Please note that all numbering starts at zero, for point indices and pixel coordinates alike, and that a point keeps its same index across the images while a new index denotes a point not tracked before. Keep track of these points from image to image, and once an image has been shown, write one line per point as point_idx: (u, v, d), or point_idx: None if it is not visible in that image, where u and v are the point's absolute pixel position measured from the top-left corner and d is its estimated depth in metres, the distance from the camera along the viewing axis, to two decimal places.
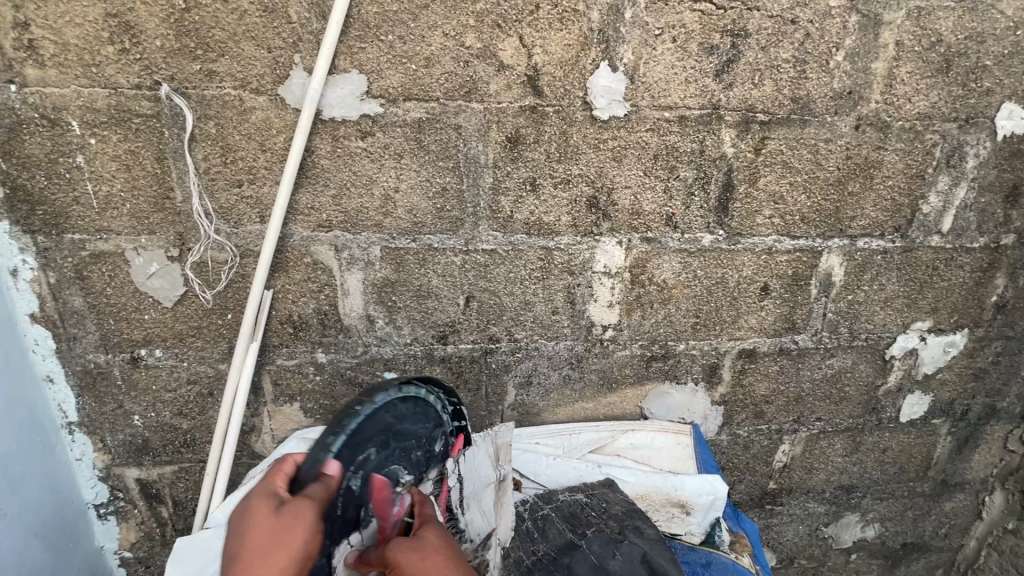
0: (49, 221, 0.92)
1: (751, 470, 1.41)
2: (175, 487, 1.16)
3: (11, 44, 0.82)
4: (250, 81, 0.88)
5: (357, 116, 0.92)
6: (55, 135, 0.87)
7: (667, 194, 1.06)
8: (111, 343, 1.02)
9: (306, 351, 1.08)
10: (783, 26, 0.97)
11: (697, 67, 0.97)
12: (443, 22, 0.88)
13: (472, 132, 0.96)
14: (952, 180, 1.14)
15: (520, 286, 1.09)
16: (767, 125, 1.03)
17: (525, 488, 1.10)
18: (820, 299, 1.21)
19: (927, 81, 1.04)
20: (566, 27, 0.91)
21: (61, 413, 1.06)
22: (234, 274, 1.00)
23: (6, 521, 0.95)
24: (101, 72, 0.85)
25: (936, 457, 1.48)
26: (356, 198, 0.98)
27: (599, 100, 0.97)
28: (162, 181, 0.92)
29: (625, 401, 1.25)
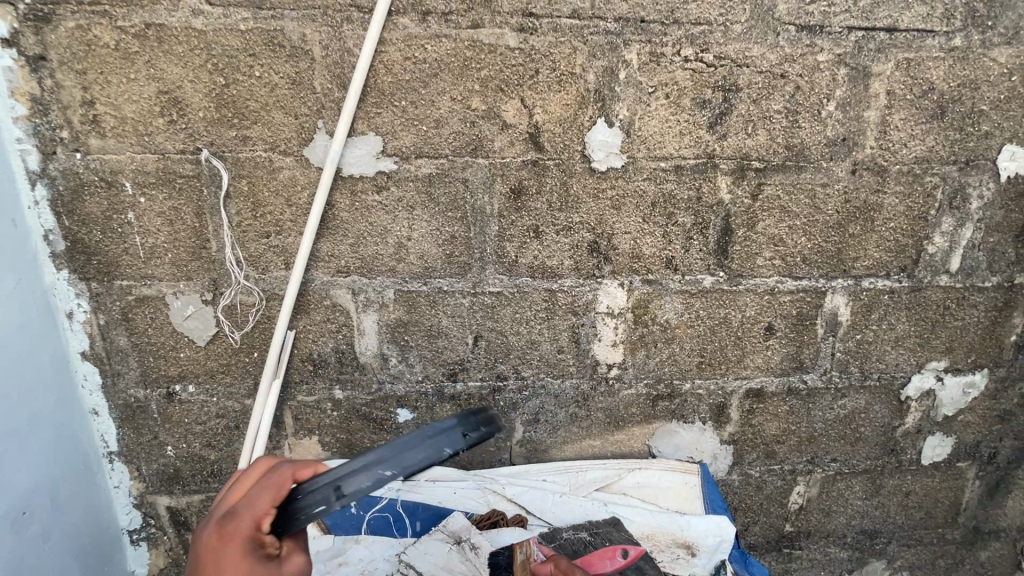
0: (102, 269, 1.03)
1: (766, 512, 1.39)
2: (202, 515, 1.23)
3: (78, 119, 0.94)
4: (279, 144, 0.98)
5: (374, 172, 1.01)
6: (111, 195, 0.99)
7: (667, 238, 1.10)
8: (150, 379, 1.11)
9: (324, 387, 1.15)
10: (773, 80, 1.02)
11: (690, 121, 1.03)
12: (451, 88, 0.97)
13: (479, 185, 1.03)
14: (957, 221, 1.15)
15: (526, 326, 1.14)
16: (763, 172, 1.07)
17: (531, 525, 1.11)
18: (827, 338, 1.22)
19: (922, 127, 1.07)
20: (564, 88, 0.99)
21: (104, 443, 1.15)
22: (260, 315, 1.08)
23: (52, 544, 1.04)
24: (152, 141, 0.96)
25: (965, 502, 1.42)
26: (373, 246, 1.06)
27: (597, 153, 1.03)
28: (200, 233, 1.02)
29: (633, 438, 1.27)
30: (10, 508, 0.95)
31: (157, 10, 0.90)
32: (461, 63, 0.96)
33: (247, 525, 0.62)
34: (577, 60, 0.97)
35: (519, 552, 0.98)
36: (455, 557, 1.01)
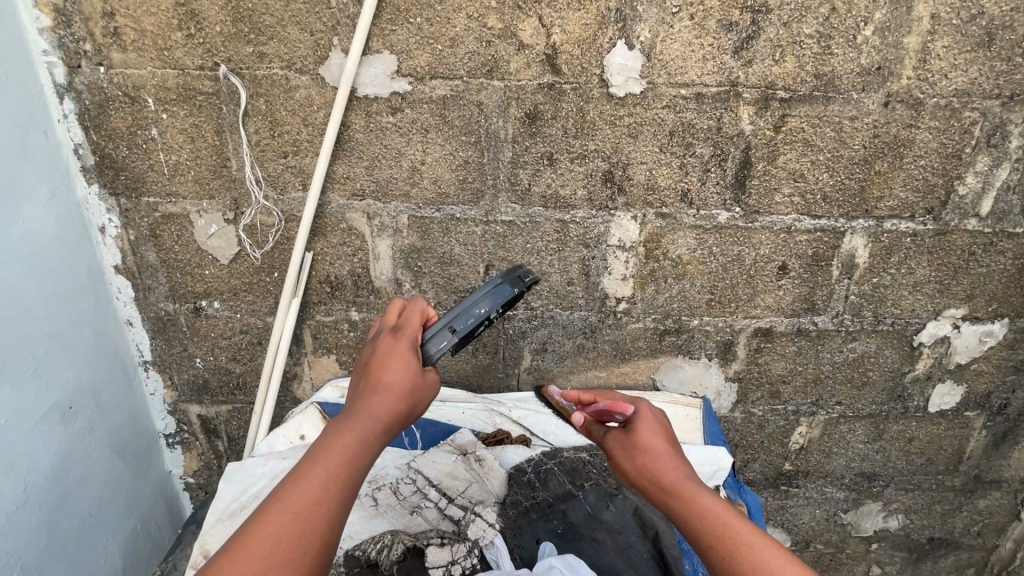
0: (130, 184, 1.07)
1: (766, 449, 1.43)
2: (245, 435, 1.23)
3: (100, 32, 0.95)
4: (295, 61, 0.98)
5: (388, 93, 1.01)
6: (135, 111, 1.01)
7: (683, 170, 1.08)
8: (178, 294, 1.17)
9: (341, 309, 1.20)
10: (807, 1, 0.96)
11: (714, 44, 0.99)
12: (467, 4, 0.95)
13: (493, 108, 1.02)
14: (993, 161, 1.09)
15: (537, 256, 1.16)
16: (788, 103, 1.03)
17: (534, 445, 1.16)
18: (842, 280, 1.20)
19: (966, 56, 1.00)
20: (584, 7, 0.95)
21: (139, 353, 1.24)
22: (279, 236, 1.12)
23: (97, 437, 1.14)
24: (172, 56, 0.97)
25: (969, 451, 1.43)
26: (387, 169, 1.07)
27: (615, 78, 1.00)
28: (220, 152, 1.05)
29: (638, 372, 1.30)
30: (61, 399, 1.04)
31: None
32: None
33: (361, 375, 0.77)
34: None
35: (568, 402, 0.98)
36: (460, 467, 1.07)
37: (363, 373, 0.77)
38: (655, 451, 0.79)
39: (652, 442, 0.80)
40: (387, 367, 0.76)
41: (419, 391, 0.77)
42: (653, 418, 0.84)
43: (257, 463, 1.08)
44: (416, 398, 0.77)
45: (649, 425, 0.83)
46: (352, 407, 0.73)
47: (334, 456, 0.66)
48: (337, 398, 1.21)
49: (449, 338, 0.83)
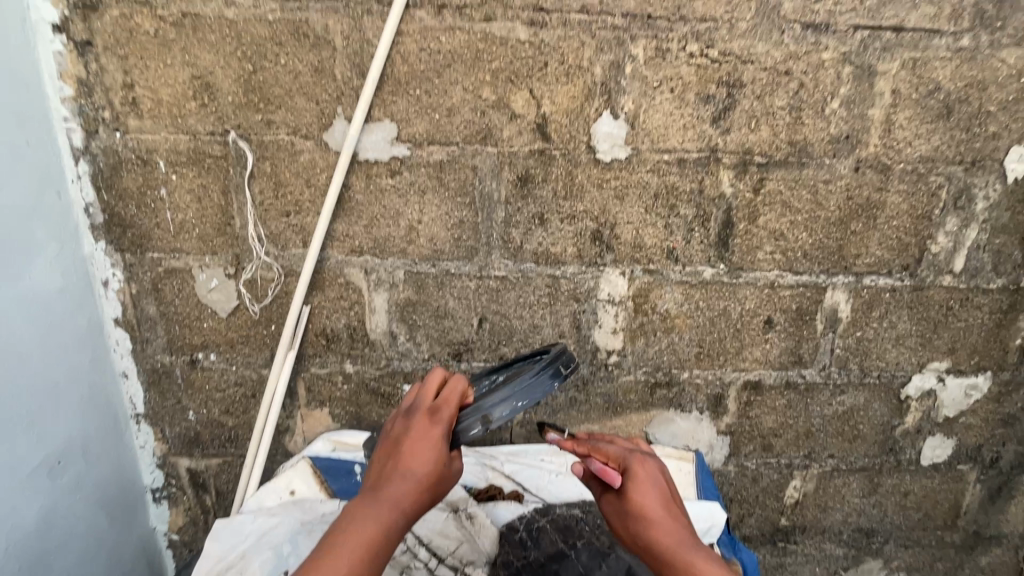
0: (136, 241, 1.11)
1: (761, 504, 1.41)
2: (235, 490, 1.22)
3: (119, 101, 1.02)
4: (301, 128, 1.05)
5: (388, 158, 1.07)
6: (146, 173, 1.06)
7: (668, 229, 1.14)
8: (176, 347, 1.19)
9: (336, 361, 1.22)
10: (778, 77, 1.04)
11: (694, 115, 1.06)
12: (463, 79, 1.02)
13: (487, 172, 1.08)
14: (961, 222, 1.15)
15: (529, 310, 1.19)
16: (765, 168, 1.10)
17: (527, 500, 1.15)
18: (826, 334, 1.23)
19: (928, 127, 1.08)
20: (571, 81, 1.03)
21: (131, 405, 1.24)
22: (278, 290, 1.15)
23: (83, 492, 1.12)
24: (185, 122, 1.03)
25: (966, 505, 1.42)
26: (385, 227, 1.11)
27: (602, 145, 1.07)
28: (225, 211, 1.09)
29: (631, 425, 1.30)
30: (50, 453, 1.04)
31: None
32: (473, 55, 1.01)
33: (388, 457, 0.81)
34: (585, 53, 1.01)
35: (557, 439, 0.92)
36: (452, 524, 1.05)
37: (391, 454, 0.81)
38: (653, 520, 0.79)
39: (657, 507, 0.80)
40: (415, 452, 0.80)
41: (443, 478, 0.81)
42: (651, 484, 0.83)
43: (245, 521, 1.06)
44: (439, 484, 0.81)
45: (646, 489, 0.82)
46: (375, 490, 0.78)
47: (354, 542, 0.71)
48: (330, 452, 1.21)
49: (481, 426, 0.85)
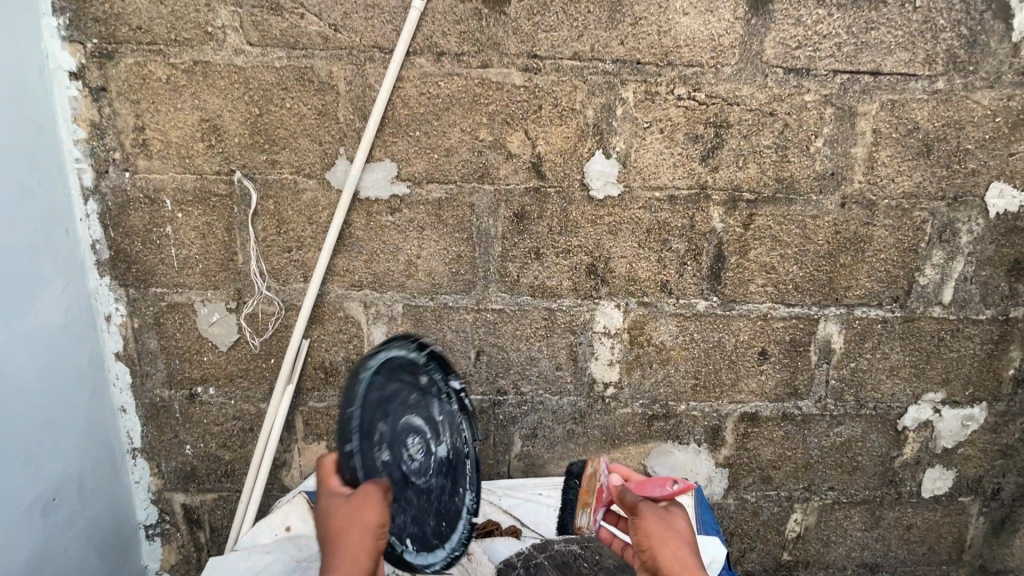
0: (140, 276, 1.13)
1: (763, 538, 1.39)
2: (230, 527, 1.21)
3: (129, 143, 1.06)
4: (304, 168, 1.08)
5: (388, 196, 1.10)
6: (153, 211, 1.10)
7: (661, 263, 1.16)
8: (175, 380, 1.20)
9: (334, 395, 1.22)
10: (763, 118, 1.09)
11: (684, 153, 1.10)
12: (461, 121, 1.06)
13: (484, 209, 1.11)
14: (947, 255, 1.18)
15: (526, 343, 1.20)
16: (754, 204, 1.13)
17: (524, 536, 1.17)
18: (820, 365, 1.24)
19: (909, 164, 1.12)
20: (564, 123, 1.07)
21: (129, 439, 1.24)
22: (279, 323, 1.17)
23: (76, 529, 1.11)
24: (192, 163, 1.07)
25: (970, 539, 1.40)
26: (384, 262, 1.14)
27: (595, 182, 1.11)
28: (229, 247, 1.12)
29: (629, 458, 1.30)
30: (45, 490, 1.03)
31: (205, 48, 1.01)
32: (471, 99, 1.05)
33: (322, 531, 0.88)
34: (577, 97, 1.06)
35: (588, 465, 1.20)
36: None
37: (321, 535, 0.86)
38: (678, 528, 0.94)
39: (670, 512, 0.96)
40: (330, 522, 0.85)
41: (360, 512, 0.84)
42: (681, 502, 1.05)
43: (239, 558, 1.05)
44: (360, 516, 0.83)
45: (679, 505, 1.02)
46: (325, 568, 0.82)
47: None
48: None
49: (381, 443, 0.95)
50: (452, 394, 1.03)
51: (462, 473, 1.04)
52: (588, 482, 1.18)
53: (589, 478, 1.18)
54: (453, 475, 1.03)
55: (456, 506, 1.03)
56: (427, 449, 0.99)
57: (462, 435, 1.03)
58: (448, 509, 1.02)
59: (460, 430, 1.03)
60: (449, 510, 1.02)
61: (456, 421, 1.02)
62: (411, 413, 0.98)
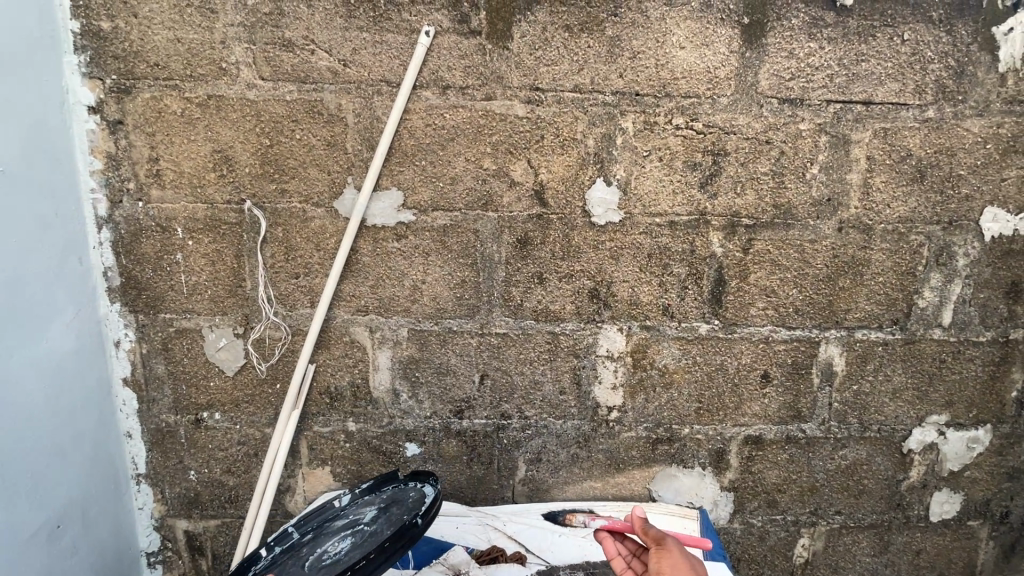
0: (150, 302, 1.15)
1: (771, 564, 1.38)
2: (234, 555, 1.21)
3: (143, 173, 1.09)
4: (313, 196, 1.11)
5: (394, 223, 1.13)
6: (164, 238, 1.12)
7: (663, 287, 1.18)
8: (181, 405, 1.21)
9: (339, 419, 1.23)
10: (759, 146, 1.12)
11: (683, 181, 1.13)
12: (466, 150, 1.10)
13: (488, 235, 1.14)
14: (945, 277, 1.19)
15: (530, 366, 1.21)
16: (753, 229, 1.16)
17: (530, 563, 1.12)
18: (823, 388, 1.25)
19: (903, 190, 1.14)
20: (566, 152, 1.11)
21: (133, 465, 1.24)
22: (285, 348, 1.18)
23: (79, 557, 1.10)
24: (204, 192, 1.10)
25: (980, 564, 1.38)
26: (390, 288, 1.16)
27: (596, 209, 1.13)
28: (237, 273, 1.14)
29: (634, 482, 1.30)
30: (50, 517, 1.03)
31: (219, 83, 1.05)
32: (475, 129, 1.09)
33: None
34: (578, 127, 1.09)
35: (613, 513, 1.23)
36: None
37: None
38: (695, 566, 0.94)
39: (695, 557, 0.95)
40: None
41: None
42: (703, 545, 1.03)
43: None
44: None
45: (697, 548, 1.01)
46: None
47: None
48: None
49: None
50: (339, 508, 1.00)
51: (399, 495, 0.99)
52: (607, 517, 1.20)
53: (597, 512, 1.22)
54: (392, 504, 0.98)
55: (408, 501, 0.97)
56: (353, 534, 0.93)
57: (376, 496, 1.00)
58: (403, 510, 0.95)
59: (371, 499, 1.00)
60: (407, 509, 0.95)
61: (363, 501, 1.00)
62: (316, 546, 0.94)
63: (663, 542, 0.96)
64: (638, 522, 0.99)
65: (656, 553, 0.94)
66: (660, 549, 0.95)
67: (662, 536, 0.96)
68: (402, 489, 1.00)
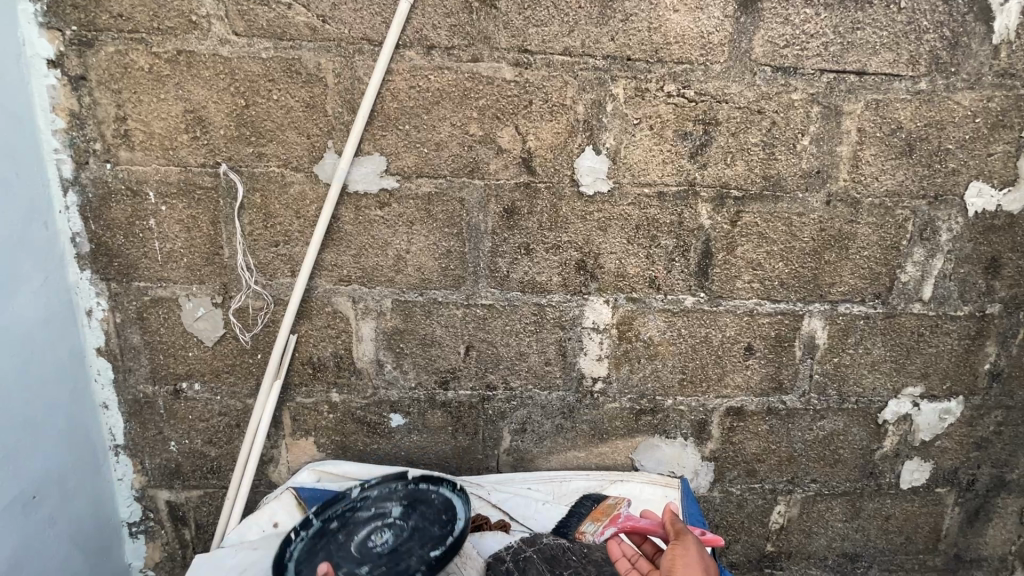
0: (122, 270, 1.11)
1: (747, 530, 1.42)
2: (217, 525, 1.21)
3: (111, 133, 1.03)
4: (291, 160, 1.07)
5: (377, 189, 1.09)
6: (135, 203, 1.07)
7: (650, 260, 1.17)
8: (159, 376, 1.18)
9: (322, 390, 1.22)
10: (750, 116, 1.10)
11: (672, 150, 1.11)
12: (451, 115, 1.06)
13: (474, 203, 1.11)
14: (928, 252, 1.20)
15: (515, 338, 1.20)
16: (741, 201, 1.15)
17: (513, 530, 1.16)
18: (805, 360, 1.27)
19: (892, 163, 1.14)
20: (556, 118, 1.07)
21: (111, 436, 1.22)
22: (267, 318, 1.16)
23: (57, 528, 1.09)
24: (176, 155, 1.05)
25: (946, 529, 1.44)
26: (373, 258, 1.13)
27: (585, 178, 1.11)
28: (214, 240, 1.10)
29: (617, 452, 1.31)
30: (23, 490, 1.01)
31: (188, 38, 0.99)
32: (461, 93, 1.05)
33: None
34: (568, 92, 1.06)
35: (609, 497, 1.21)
36: None
37: None
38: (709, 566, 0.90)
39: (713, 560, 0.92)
40: None
41: None
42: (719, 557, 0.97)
43: (227, 554, 1.07)
44: None
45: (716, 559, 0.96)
46: None
47: None
48: (313, 482, 1.19)
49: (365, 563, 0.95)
50: (354, 498, 1.03)
51: (421, 493, 1.05)
52: (604, 506, 1.18)
53: (608, 502, 1.19)
54: (416, 503, 1.03)
55: (434, 503, 1.03)
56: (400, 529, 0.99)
57: (398, 487, 1.05)
58: (431, 511, 1.02)
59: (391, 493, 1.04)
60: (438, 511, 1.02)
61: (381, 493, 1.04)
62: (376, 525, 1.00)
63: (682, 535, 0.94)
64: (666, 514, 0.98)
65: (671, 545, 0.93)
66: (676, 543, 0.93)
67: (683, 531, 0.94)
68: (423, 490, 1.05)
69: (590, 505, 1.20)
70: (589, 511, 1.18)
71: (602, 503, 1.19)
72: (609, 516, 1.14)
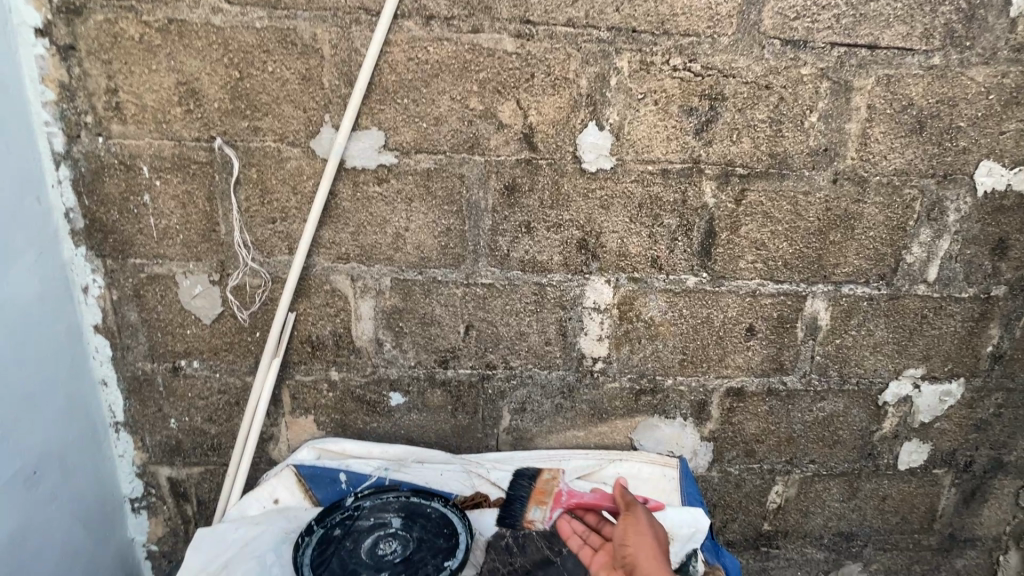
0: (118, 247, 1.10)
1: (745, 509, 1.43)
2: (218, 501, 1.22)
3: (102, 106, 1.01)
4: (287, 134, 1.04)
5: (375, 165, 1.07)
6: (129, 178, 1.05)
7: (652, 239, 1.16)
8: (157, 353, 1.17)
9: (321, 368, 1.21)
10: (758, 91, 1.07)
11: (677, 126, 1.08)
12: (451, 88, 1.03)
13: (474, 180, 1.09)
14: (934, 233, 1.19)
15: (516, 318, 1.20)
16: (746, 179, 1.12)
17: None
18: (807, 341, 1.26)
19: (902, 141, 1.11)
20: (558, 92, 1.05)
21: (111, 413, 1.22)
22: (265, 296, 1.15)
23: (60, 502, 1.10)
24: (169, 128, 1.03)
25: (941, 509, 1.45)
26: (372, 235, 1.12)
27: (588, 155, 1.09)
28: (210, 217, 1.09)
29: (616, 431, 1.31)
30: (25, 465, 1.02)
31: (180, 6, 0.96)
32: (461, 66, 1.02)
33: None
34: (571, 65, 1.03)
35: (543, 472, 1.20)
36: None
37: None
38: (659, 534, 1.00)
39: (659, 527, 1.02)
40: None
41: None
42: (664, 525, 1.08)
43: (228, 529, 1.08)
44: None
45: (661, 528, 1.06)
46: None
47: None
48: (314, 460, 1.20)
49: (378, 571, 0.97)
50: (350, 507, 1.09)
51: (418, 506, 1.10)
52: (541, 484, 1.18)
53: (544, 478, 1.19)
54: (413, 514, 1.08)
55: (431, 513, 1.08)
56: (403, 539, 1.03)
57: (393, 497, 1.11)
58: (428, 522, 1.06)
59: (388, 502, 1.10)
60: (438, 522, 1.06)
61: (381, 504, 1.10)
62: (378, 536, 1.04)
63: (631, 508, 1.05)
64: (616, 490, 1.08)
65: (624, 517, 1.02)
66: (627, 515, 1.03)
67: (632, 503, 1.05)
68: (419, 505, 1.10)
69: (527, 485, 1.17)
70: (530, 495, 1.15)
71: (540, 481, 1.18)
72: (551, 495, 1.16)
